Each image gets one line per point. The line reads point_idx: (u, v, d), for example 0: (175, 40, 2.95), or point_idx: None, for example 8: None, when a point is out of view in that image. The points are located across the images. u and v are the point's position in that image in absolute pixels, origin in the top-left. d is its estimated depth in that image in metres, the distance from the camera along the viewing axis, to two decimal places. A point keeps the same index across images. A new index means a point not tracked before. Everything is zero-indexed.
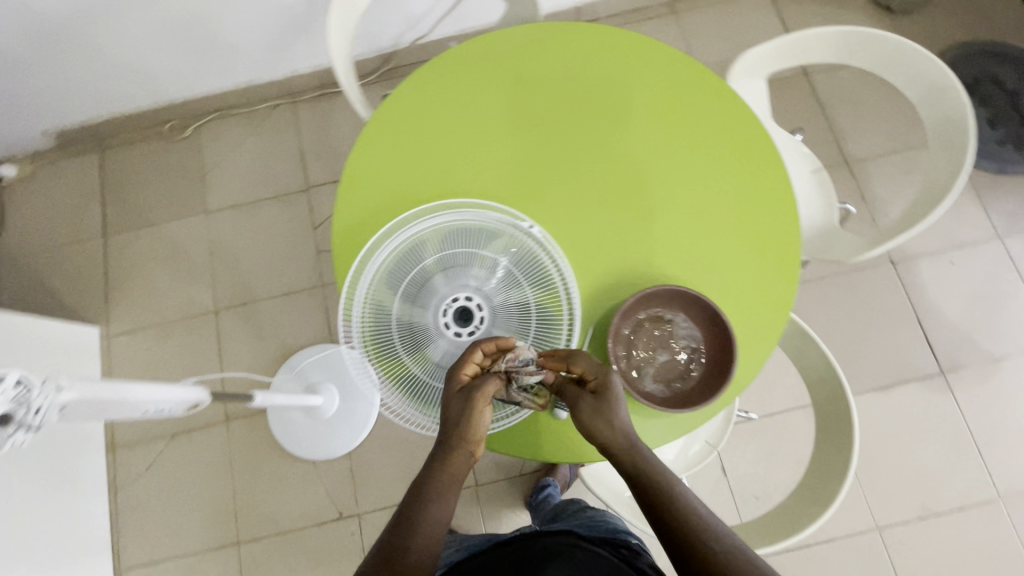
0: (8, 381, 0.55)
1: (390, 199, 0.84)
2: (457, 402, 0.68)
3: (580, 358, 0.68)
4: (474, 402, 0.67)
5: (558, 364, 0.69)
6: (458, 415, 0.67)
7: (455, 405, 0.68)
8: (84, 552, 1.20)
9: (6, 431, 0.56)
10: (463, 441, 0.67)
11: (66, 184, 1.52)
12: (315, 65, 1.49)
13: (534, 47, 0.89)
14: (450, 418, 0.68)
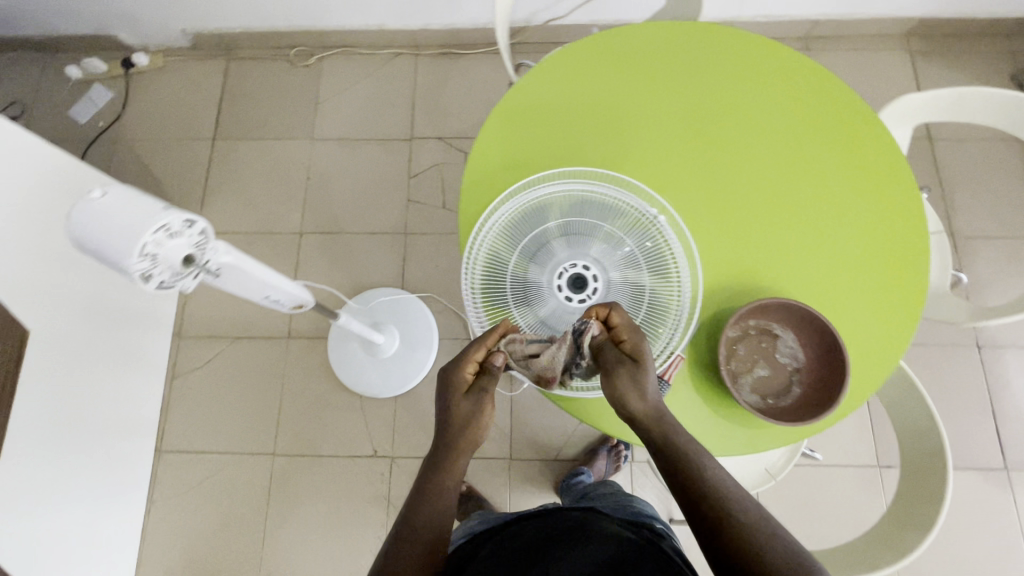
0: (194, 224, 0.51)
1: (526, 157, 0.86)
2: (459, 400, 0.69)
3: (617, 308, 0.69)
4: (475, 404, 0.68)
5: (599, 316, 0.68)
6: (462, 412, 0.69)
7: (457, 404, 0.69)
8: (135, 425, 1.26)
9: (181, 273, 0.54)
10: (462, 445, 0.68)
11: (190, 83, 1.59)
12: (447, 24, 1.53)
13: (687, 44, 0.90)
14: (451, 421, 0.69)
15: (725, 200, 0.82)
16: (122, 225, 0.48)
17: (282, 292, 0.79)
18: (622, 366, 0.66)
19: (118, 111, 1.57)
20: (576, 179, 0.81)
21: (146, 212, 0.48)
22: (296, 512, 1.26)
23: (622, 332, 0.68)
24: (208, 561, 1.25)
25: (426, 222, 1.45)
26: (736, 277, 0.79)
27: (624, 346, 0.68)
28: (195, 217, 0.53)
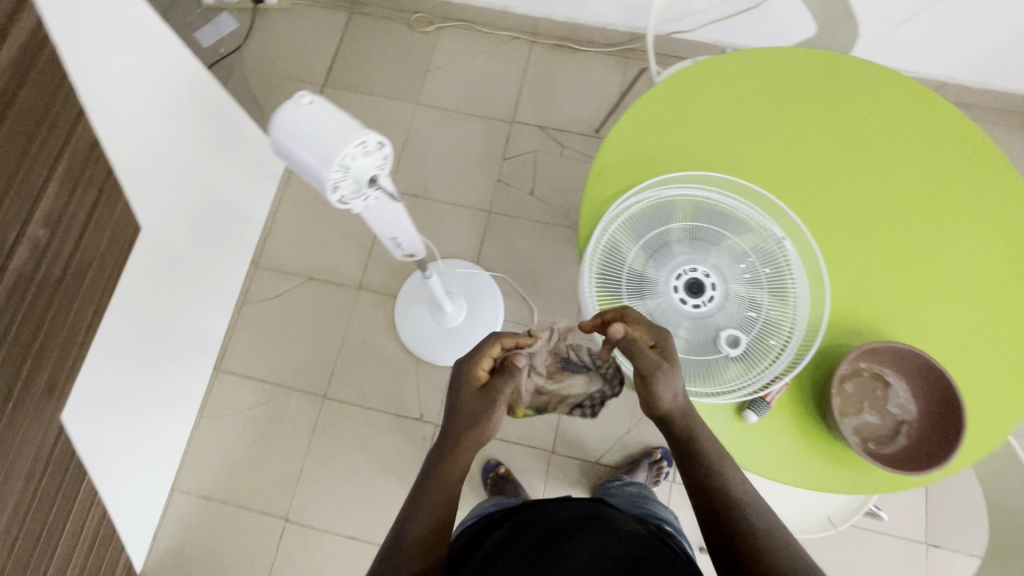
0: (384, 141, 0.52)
1: (659, 154, 0.85)
2: (471, 394, 0.73)
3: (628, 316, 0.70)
4: (489, 395, 0.72)
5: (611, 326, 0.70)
6: (472, 406, 0.72)
7: (468, 399, 0.73)
8: (202, 339, 1.30)
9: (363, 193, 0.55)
10: (471, 430, 0.71)
11: (311, 28, 1.64)
12: (570, 18, 1.55)
13: (834, 74, 0.89)
14: (464, 409, 0.72)
15: (852, 237, 0.81)
16: (324, 132, 0.50)
17: (408, 236, 0.76)
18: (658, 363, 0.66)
19: (239, 42, 1.63)
20: (709, 185, 0.81)
21: (345, 123, 0.50)
22: (334, 457, 1.28)
23: (645, 334, 0.69)
24: (242, 485, 1.27)
25: (512, 205, 1.46)
26: (855, 314, 0.78)
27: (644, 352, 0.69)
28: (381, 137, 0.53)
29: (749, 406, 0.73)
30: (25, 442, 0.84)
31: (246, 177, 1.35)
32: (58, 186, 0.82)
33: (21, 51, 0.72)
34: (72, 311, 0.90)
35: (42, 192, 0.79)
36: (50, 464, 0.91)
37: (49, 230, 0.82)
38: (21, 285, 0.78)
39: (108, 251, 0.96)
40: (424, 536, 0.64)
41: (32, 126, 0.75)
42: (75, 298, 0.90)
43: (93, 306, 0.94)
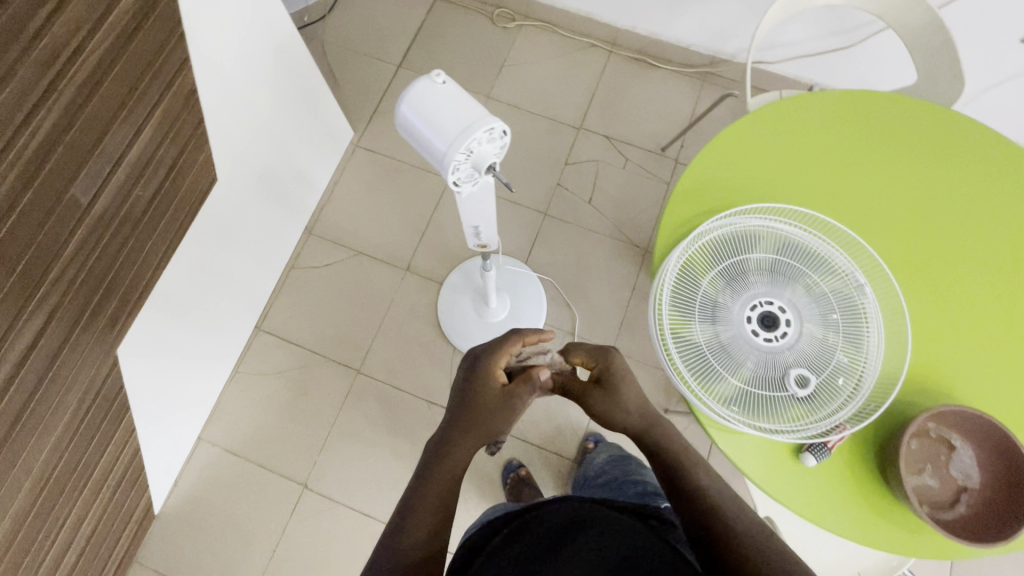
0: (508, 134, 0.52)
1: (746, 181, 0.84)
2: (490, 392, 0.72)
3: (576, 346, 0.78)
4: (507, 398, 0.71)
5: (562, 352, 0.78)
6: (486, 405, 0.71)
7: (483, 397, 0.71)
8: (249, 298, 1.31)
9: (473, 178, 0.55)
10: (479, 427, 0.69)
11: (395, 9, 1.66)
12: (652, 33, 1.55)
13: (932, 127, 0.88)
14: (474, 406, 0.71)
15: (935, 294, 0.79)
16: (447, 115, 0.51)
17: (488, 227, 0.77)
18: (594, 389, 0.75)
19: (323, 12, 1.65)
20: (793, 221, 0.80)
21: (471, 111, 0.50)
22: (360, 432, 1.29)
23: (587, 361, 0.76)
24: (267, 446, 1.28)
25: (568, 210, 1.46)
26: (929, 372, 0.75)
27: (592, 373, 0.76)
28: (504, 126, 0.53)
29: (808, 449, 0.72)
30: (81, 371, 0.87)
31: (315, 145, 1.37)
32: (150, 133, 0.85)
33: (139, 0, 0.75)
34: (143, 254, 0.93)
35: (134, 138, 0.82)
36: (99, 395, 0.94)
37: (135, 173, 0.85)
38: (102, 223, 0.82)
39: (185, 199, 0.98)
40: (426, 535, 0.58)
41: (136, 77, 0.79)
42: (147, 241, 0.93)
43: (162, 251, 0.97)
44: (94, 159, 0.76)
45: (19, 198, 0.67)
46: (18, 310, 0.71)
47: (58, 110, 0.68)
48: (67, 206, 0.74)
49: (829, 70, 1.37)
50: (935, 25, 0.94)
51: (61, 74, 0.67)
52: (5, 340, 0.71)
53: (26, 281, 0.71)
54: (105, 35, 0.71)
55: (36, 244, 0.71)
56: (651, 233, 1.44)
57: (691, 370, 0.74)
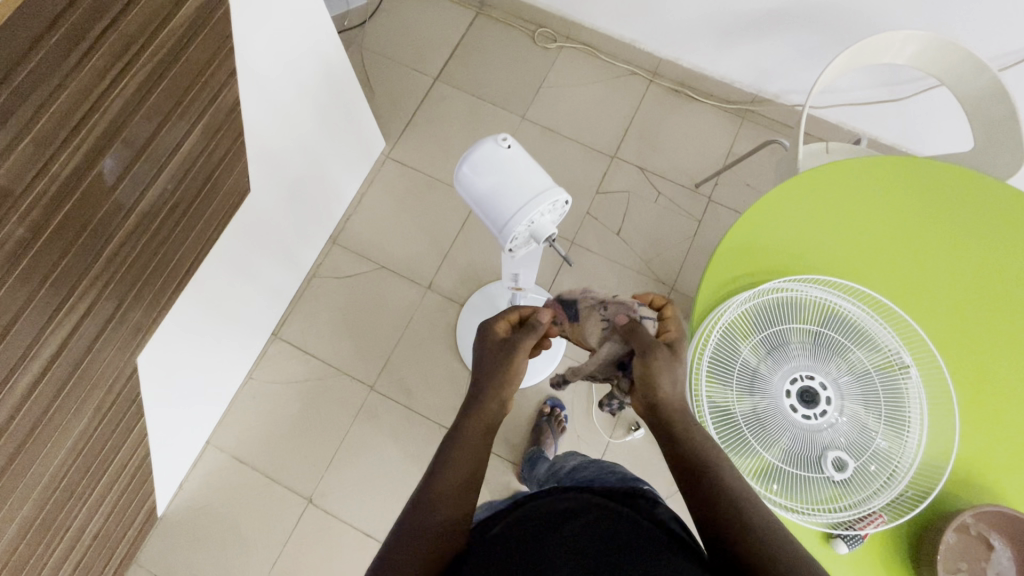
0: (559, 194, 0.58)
1: (793, 245, 0.82)
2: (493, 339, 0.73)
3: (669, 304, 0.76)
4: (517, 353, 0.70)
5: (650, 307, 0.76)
6: (497, 361, 0.70)
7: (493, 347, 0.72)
8: (270, 305, 1.31)
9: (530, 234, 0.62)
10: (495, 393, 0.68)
11: (436, 19, 1.64)
12: (695, 67, 1.53)
13: (993, 203, 0.84)
14: (486, 374, 0.70)
15: (982, 383, 0.76)
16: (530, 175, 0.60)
17: (528, 272, 0.87)
18: (663, 347, 0.69)
19: (364, 18, 1.64)
20: (841, 291, 0.77)
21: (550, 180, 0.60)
22: (370, 449, 1.28)
23: (668, 325, 0.74)
24: (275, 455, 1.28)
25: (595, 240, 1.44)
26: (969, 464, 0.73)
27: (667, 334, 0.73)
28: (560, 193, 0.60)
29: (839, 533, 0.69)
30: (103, 376, 0.86)
31: (347, 156, 1.36)
32: (197, 136, 0.84)
33: (197, 12, 0.74)
34: (176, 255, 0.92)
35: (184, 139, 0.82)
36: (118, 400, 0.93)
37: (179, 175, 0.85)
38: (137, 233, 0.80)
39: (221, 204, 0.98)
40: (447, 513, 0.57)
41: (190, 79, 0.78)
42: (183, 242, 0.93)
43: (195, 251, 0.97)
44: (145, 156, 0.75)
45: (68, 194, 0.66)
46: (49, 316, 0.70)
47: (112, 114, 0.67)
48: (113, 205, 0.74)
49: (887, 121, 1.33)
50: (999, 95, 0.91)
51: (117, 81, 0.66)
52: (35, 343, 0.69)
53: (61, 286, 0.70)
54: (162, 43, 0.70)
55: (75, 246, 0.70)
56: (677, 270, 1.42)
57: (724, 439, 0.72)
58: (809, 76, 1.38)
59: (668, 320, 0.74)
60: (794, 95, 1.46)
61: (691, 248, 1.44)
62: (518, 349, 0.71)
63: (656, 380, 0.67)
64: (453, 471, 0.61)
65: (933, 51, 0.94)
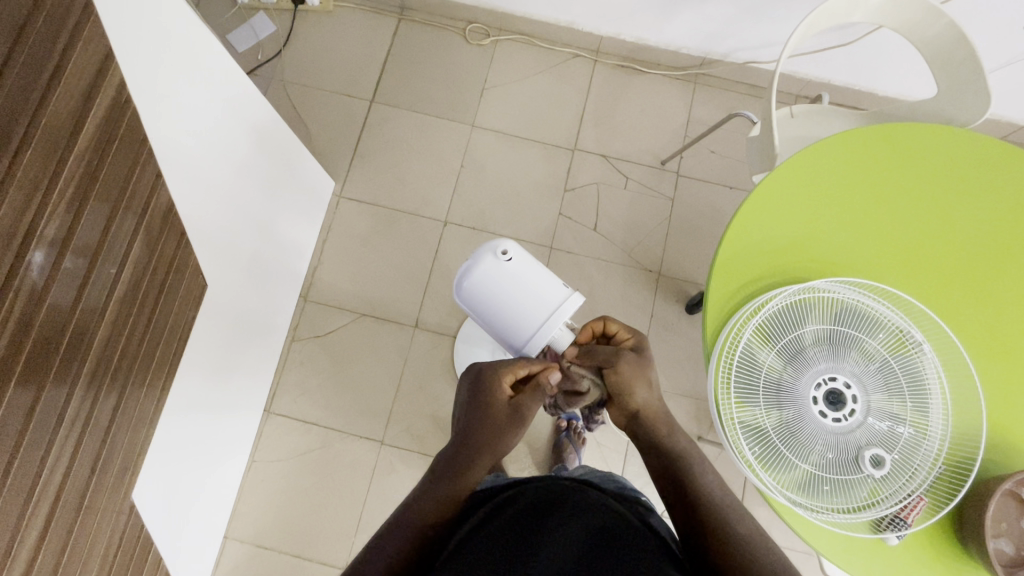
0: (569, 312, 0.75)
1: (791, 242, 0.80)
2: (499, 406, 0.72)
3: (612, 319, 0.78)
4: (515, 415, 0.72)
5: (592, 326, 0.78)
6: (495, 429, 0.72)
7: (496, 414, 0.72)
8: (256, 385, 1.24)
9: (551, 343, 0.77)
10: (491, 448, 0.71)
11: (358, 35, 1.53)
12: (638, 39, 1.47)
13: (975, 157, 0.84)
14: (488, 426, 0.72)
15: (992, 344, 0.77)
16: (541, 284, 0.76)
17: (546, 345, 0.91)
18: (627, 352, 0.73)
19: (279, 47, 1.51)
20: (845, 283, 0.76)
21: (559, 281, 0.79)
22: (395, 506, 1.25)
23: (622, 335, 0.77)
24: (300, 533, 1.24)
25: (573, 240, 1.40)
26: (996, 428, 0.74)
27: (624, 344, 0.76)
28: (567, 305, 0.76)
29: (887, 527, 0.70)
30: (106, 513, 0.79)
31: (299, 208, 1.27)
32: (144, 233, 0.75)
33: (109, 112, 0.63)
34: (154, 361, 0.84)
35: (132, 240, 0.72)
36: (124, 541, 0.86)
37: (136, 277, 0.75)
38: (99, 373, 0.71)
39: (185, 297, 0.89)
40: (434, 510, 0.64)
41: (123, 180, 0.68)
42: (157, 346, 0.84)
43: (170, 355, 0.88)
44: (100, 262, 0.67)
45: (21, 341, 0.56)
46: (28, 492, 0.61)
47: (43, 249, 0.57)
48: (73, 335, 0.64)
49: (858, 57, 1.27)
50: (959, 39, 0.90)
51: (39, 215, 0.55)
52: (25, 512, 0.62)
53: (35, 453, 0.61)
54: (82, 152, 0.60)
55: (38, 407, 0.60)
56: (661, 255, 1.40)
57: (762, 460, 0.71)
58: (756, 33, 1.34)
59: (617, 331, 0.77)
60: (743, 52, 1.42)
61: (669, 229, 1.42)
62: (518, 427, 0.73)
63: (630, 386, 0.72)
64: (443, 486, 0.67)
65: (889, 3, 0.91)
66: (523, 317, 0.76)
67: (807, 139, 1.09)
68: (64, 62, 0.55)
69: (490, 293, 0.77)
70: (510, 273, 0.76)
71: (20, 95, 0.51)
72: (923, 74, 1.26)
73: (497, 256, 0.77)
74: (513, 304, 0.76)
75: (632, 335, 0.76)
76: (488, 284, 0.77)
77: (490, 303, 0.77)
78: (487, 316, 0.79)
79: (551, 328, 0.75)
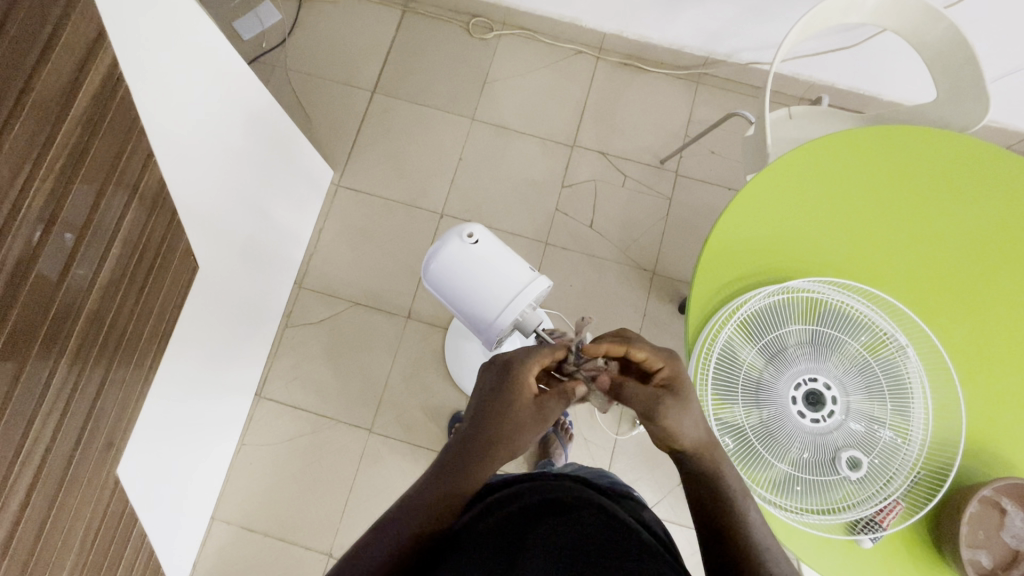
0: (536, 285, 0.76)
1: (777, 240, 0.80)
2: (521, 403, 0.65)
3: (636, 346, 0.64)
4: (538, 421, 0.65)
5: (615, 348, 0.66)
6: (517, 431, 0.64)
7: (518, 412, 0.64)
8: (248, 370, 1.26)
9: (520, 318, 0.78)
10: (505, 448, 0.64)
11: (362, 26, 1.54)
12: (641, 37, 1.46)
13: (969, 163, 0.83)
14: (507, 424, 0.64)
15: (976, 351, 0.76)
16: (506, 268, 0.76)
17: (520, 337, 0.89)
18: (667, 398, 0.62)
19: (284, 36, 1.53)
20: (830, 284, 0.76)
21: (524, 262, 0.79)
22: (380, 493, 1.26)
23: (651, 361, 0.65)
24: (286, 517, 1.25)
25: (569, 236, 1.40)
26: (976, 435, 0.74)
27: (658, 375, 0.65)
28: (534, 279, 0.76)
29: (862, 530, 0.70)
30: (90, 486, 0.80)
31: (296, 195, 1.28)
32: (136, 208, 0.76)
33: (101, 89, 0.64)
34: (143, 337, 0.85)
35: (123, 215, 0.73)
36: (109, 514, 0.87)
37: (127, 251, 0.77)
38: (87, 345, 0.72)
39: (177, 277, 0.90)
40: (441, 509, 0.59)
41: (112, 159, 0.68)
42: (147, 323, 0.85)
43: (160, 332, 0.89)
44: (88, 239, 0.68)
45: (8, 309, 0.57)
46: (12, 460, 0.63)
47: (34, 227, 0.58)
48: (59, 312, 0.65)
49: (857, 60, 1.26)
50: (959, 42, 0.88)
51: (28, 187, 0.56)
52: (7, 481, 0.63)
53: (17, 423, 0.62)
54: (72, 129, 0.61)
55: (23, 376, 0.62)
56: (656, 254, 1.39)
57: (737, 458, 0.70)
58: (758, 33, 1.33)
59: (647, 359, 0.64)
60: (746, 53, 1.41)
61: (666, 229, 1.41)
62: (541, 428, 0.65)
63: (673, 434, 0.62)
64: (454, 479, 0.61)
65: (889, 4, 0.90)
66: (488, 299, 0.75)
67: (802, 140, 1.08)
68: (55, 38, 0.56)
69: (459, 275, 0.76)
70: (477, 254, 0.76)
71: (10, 67, 0.52)
72: (925, 78, 1.24)
73: (464, 239, 0.76)
74: (478, 286, 0.76)
75: (663, 364, 0.64)
76: (453, 266, 0.76)
77: (455, 286, 0.77)
78: (452, 299, 0.78)
79: (515, 310, 0.75)
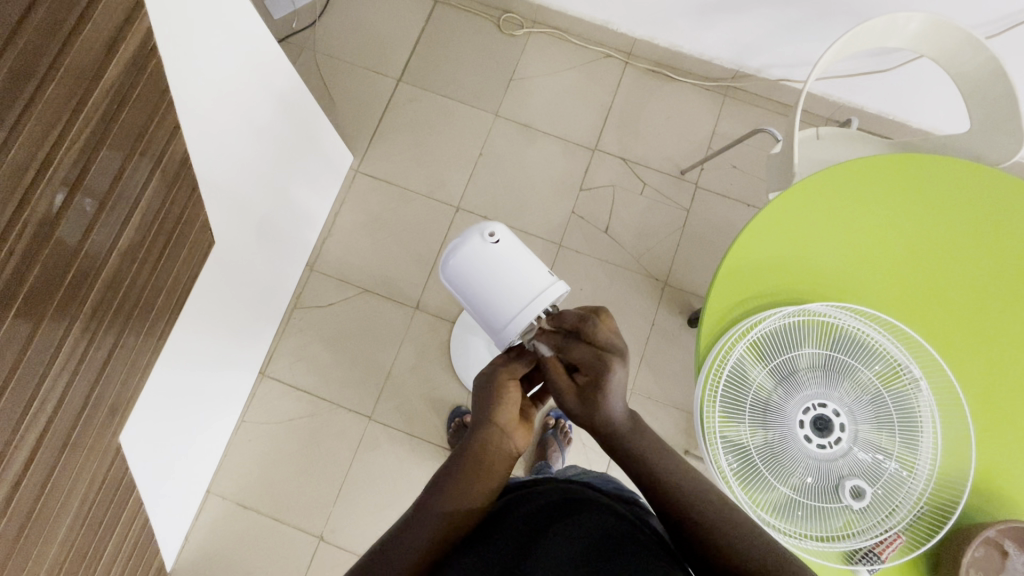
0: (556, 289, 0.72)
1: (797, 262, 0.79)
2: (481, 388, 0.65)
3: (573, 347, 0.62)
4: (498, 392, 0.64)
5: (556, 339, 0.64)
6: (480, 403, 0.64)
7: (483, 395, 0.64)
8: (254, 348, 1.26)
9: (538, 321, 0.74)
10: (485, 428, 0.62)
11: (392, 13, 1.54)
12: (672, 45, 1.45)
13: (999, 200, 0.81)
14: (479, 409, 0.64)
15: (991, 390, 0.75)
16: (526, 270, 0.73)
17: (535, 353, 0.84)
18: (577, 397, 0.63)
19: (314, 17, 1.53)
20: (847, 309, 0.75)
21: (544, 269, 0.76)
22: (376, 479, 1.27)
23: (583, 364, 0.62)
24: (280, 497, 1.26)
25: (583, 240, 1.40)
26: (983, 473, 0.73)
27: (582, 377, 0.63)
28: (555, 283, 0.73)
29: (860, 560, 0.69)
30: (93, 450, 0.81)
31: (315, 177, 1.28)
32: (159, 178, 0.76)
33: (134, 58, 0.64)
34: (155, 307, 0.85)
35: (145, 185, 0.73)
36: (109, 478, 0.87)
37: (145, 222, 0.77)
38: (101, 310, 0.73)
39: (192, 249, 0.90)
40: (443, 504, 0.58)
41: (140, 128, 0.68)
42: (160, 293, 0.85)
43: (172, 301, 0.89)
44: (109, 208, 0.68)
45: (24, 273, 0.57)
46: (18, 419, 0.63)
47: (57, 189, 0.58)
48: (76, 276, 0.66)
49: (889, 85, 1.24)
50: (998, 75, 0.87)
51: (55, 149, 0.56)
52: (14, 438, 0.63)
53: (27, 383, 0.62)
54: (104, 94, 0.61)
55: (32, 346, 0.61)
56: (669, 265, 1.39)
57: (740, 477, 0.70)
58: (791, 51, 1.32)
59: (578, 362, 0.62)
60: (777, 69, 1.40)
61: (681, 240, 1.40)
62: (506, 391, 0.64)
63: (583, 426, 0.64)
64: (450, 478, 0.60)
65: (929, 30, 0.89)
66: (504, 301, 0.71)
67: (829, 162, 1.07)
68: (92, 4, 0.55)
69: (477, 273, 0.73)
70: (497, 253, 0.73)
71: (47, 32, 0.52)
72: (958, 108, 1.22)
73: (485, 238, 0.74)
74: (497, 286, 0.72)
75: (592, 368, 0.61)
76: (473, 264, 0.73)
77: (473, 285, 0.73)
78: (470, 300, 0.74)
79: (532, 313, 0.70)
